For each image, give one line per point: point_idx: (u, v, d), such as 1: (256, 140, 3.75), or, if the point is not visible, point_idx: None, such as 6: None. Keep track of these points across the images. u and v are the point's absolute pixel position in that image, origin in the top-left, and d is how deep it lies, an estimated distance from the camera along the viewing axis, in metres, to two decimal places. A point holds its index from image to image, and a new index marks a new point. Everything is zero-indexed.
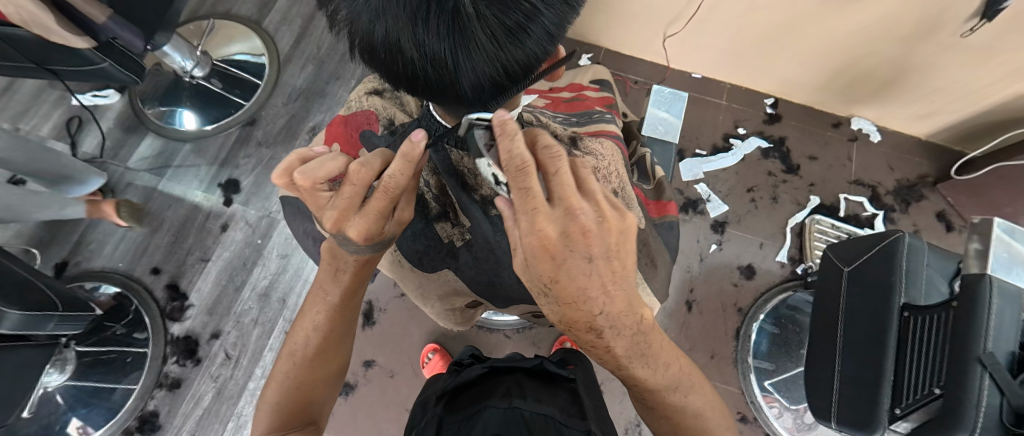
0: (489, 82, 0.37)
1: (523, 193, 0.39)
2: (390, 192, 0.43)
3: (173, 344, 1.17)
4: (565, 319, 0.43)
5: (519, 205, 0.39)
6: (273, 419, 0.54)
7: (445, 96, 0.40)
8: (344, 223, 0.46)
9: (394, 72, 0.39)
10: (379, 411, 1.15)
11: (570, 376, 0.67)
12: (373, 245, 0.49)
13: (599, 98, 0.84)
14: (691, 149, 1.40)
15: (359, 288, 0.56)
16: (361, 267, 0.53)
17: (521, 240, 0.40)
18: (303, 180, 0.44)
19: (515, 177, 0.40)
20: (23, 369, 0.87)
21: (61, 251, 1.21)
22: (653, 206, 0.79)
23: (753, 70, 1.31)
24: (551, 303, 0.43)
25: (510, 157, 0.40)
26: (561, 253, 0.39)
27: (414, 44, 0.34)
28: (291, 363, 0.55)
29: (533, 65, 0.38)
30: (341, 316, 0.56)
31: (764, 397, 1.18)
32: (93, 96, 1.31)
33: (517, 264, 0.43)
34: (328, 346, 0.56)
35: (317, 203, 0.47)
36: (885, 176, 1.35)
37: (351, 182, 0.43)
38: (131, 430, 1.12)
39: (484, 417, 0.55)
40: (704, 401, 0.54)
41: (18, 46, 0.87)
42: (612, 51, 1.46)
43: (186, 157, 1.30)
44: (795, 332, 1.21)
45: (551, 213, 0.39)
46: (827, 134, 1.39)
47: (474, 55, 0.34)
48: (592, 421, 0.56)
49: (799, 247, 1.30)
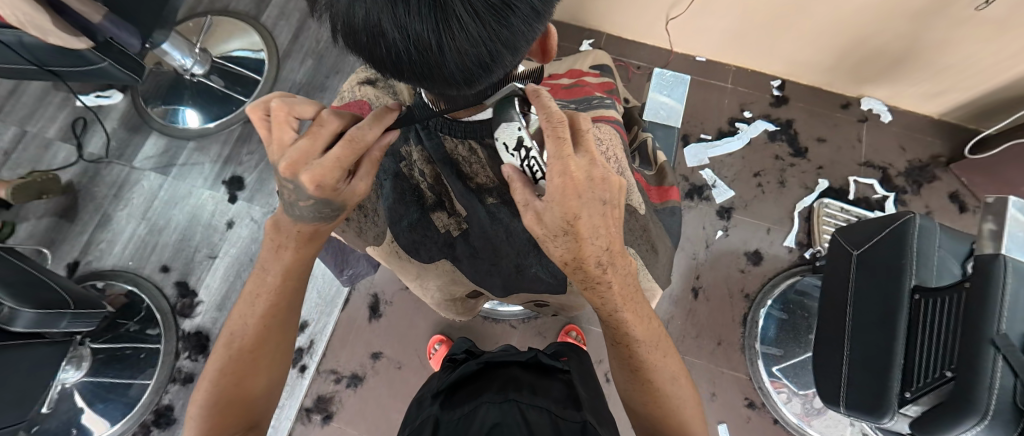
0: (477, 63, 0.36)
1: (559, 140, 0.41)
2: (355, 142, 0.44)
3: (184, 340, 1.19)
4: (578, 256, 0.45)
5: (554, 149, 0.41)
6: (204, 422, 0.53)
7: (432, 80, 0.39)
8: (299, 168, 0.45)
9: (378, 58, 0.38)
10: (387, 402, 1.17)
11: (566, 368, 0.68)
12: (322, 204, 0.48)
13: (599, 84, 0.84)
14: (695, 134, 1.38)
15: (300, 267, 0.56)
16: (302, 244, 0.54)
17: (550, 181, 0.41)
18: (280, 107, 0.45)
19: (550, 127, 0.42)
20: (39, 367, 0.89)
21: (72, 251, 1.23)
22: (654, 192, 0.77)
23: (758, 51, 1.28)
24: (560, 243, 0.45)
25: (546, 112, 0.42)
26: (584, 192, 0.42)
27: (396, 27, 0.33)
28: (226, 353, 0.55)
29: (521, 44, 0.38)
30: (282, 302, 0.56)
31: (772, 383, 1.17)
32: (96, 96, 1.32)
33: (533, 213, 0.44)
34: (270, 336, 0.56)
35: (280, 141, 0.47)
36: (897, 157, 1.32)
37: (322, 124, 0.45)
38: (147, 423, 1.14)
39: (481, 413, 0.56)
40: (678, 366, 0.57)
41: (15, 47, 0.87)
42: (614, 36, 1.44)
43: (189, 155, 1.31)
44: (804, 317, 1.20)
45: (578, 160, 0.42)
46: (835, 115, 1.36)
47: (457, 35, 0.33)
48: (588, 411, 0.57)
49: (807, 231, 1.28)
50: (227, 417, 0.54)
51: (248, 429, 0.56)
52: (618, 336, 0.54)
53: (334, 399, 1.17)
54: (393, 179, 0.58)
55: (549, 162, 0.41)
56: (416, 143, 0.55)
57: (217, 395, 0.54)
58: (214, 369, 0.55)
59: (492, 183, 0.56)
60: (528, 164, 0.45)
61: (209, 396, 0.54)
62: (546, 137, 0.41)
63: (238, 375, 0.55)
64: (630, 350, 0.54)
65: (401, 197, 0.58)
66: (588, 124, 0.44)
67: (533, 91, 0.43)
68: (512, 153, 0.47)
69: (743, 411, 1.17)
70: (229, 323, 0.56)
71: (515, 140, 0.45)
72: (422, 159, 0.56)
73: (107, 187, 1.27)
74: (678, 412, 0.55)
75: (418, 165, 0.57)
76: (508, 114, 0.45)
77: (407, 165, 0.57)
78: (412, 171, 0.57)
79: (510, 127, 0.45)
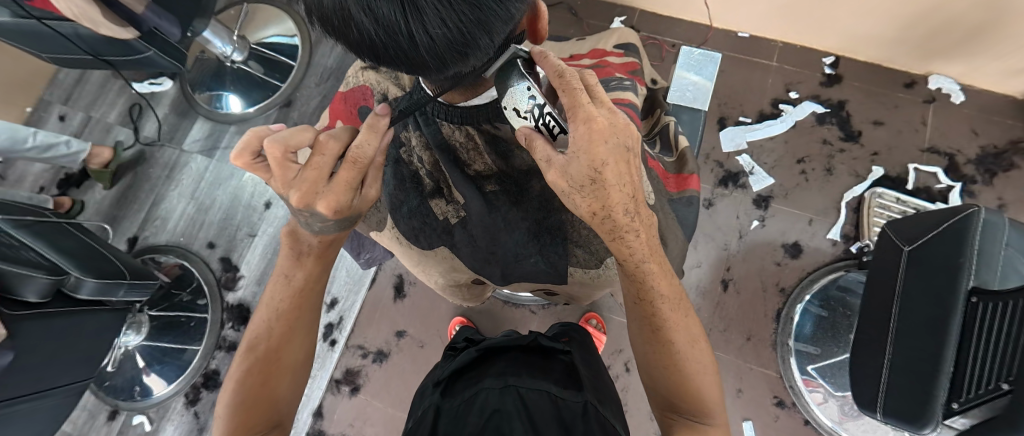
0: (451, 46, 0.35)
1: (574, 91, 0.43)
2: (358, 163, 0.45)
3: (228, 312, 1.28)
4: (607, 203, 0.45)
5: (573, 101, 0.43)
6: (230, 420, 0.52)
7: (409, 63, 0.37)
8: (312, 198, 0.46)
9: (354, 43, 0.36)
10: (410, 379, 1.21)
11: (567, 349, 0.71)
12: (340, 220, 0.50)
13: (622, 64, 0.80)
14: (734, 116, 1.29)
15: (322, 271, 0.59)
16: (324, 250, 0.57)
17: (575, 130, 0.43)
18: (274, 147, 0.44)
19: (563, 85, 0.44)
20: (102, 331, 0.99)
21: (132, 226, 1.35)
22: (672, 180, 0.72)
23: (810, 23, 1.17)
24: (587, 193, 0.45)
25: (557, 72, 0.44)
26: (609, 137, 0.43)
27: (364, 11, 0.32)
28: (250, 359, 0.56)
29: (497, 26, 0.36)
30: (305, 302, 0.58)
31: (805, 382, 1.10)
32: (149, 84, 1.42)
33: (557, 169, 0.43)
34: (292, 337, 0.58)
35: (283, 177, 0.46)
36: (968, 142, 1.18)
37: (319, 153, 0.45)
38: (197, 385, 1.24)
39: (481, 397, 0.56)
40: (695, 328, 0.58)
41: (75, 39, 0.95)
42: (648, 13, 1.37)
43: (231, 138, 1.38)
44: (845, 316, 1.11)
45: (598, 110, 0.44)
46: (896, 95, 1.23)
47: (425, 17, 0.32)
48: (589, 390, 0.58)
49: (855, 223, 1.18)
50: (253, 412, 0.53)
51: (271, 428, 0.54)
52: (641, 292, 0.55)
53: (361, 372, 1.22)
54: (393, 166, 0.57)
55: (573, 113, 0.43)
56: (415, 129, 0.54)
57: (243, 392, 0.54)
58: (239, 371, 0.55)
59: (490, 171, 0.56)
60: (545, 122, 0.44)
61: (234, 396, 0.54)
62: (568, 91, 0.43)
63: (263, 376, 0.55)
64: (653, 307, 0.56)
65: (400, 184, 0.58)
66: (594, 79, 0.47)
67: (540, 54, 0.44)
68: (524, 116, 0.44)
69: (771, 409, 1.12)
70: (253, 325, 0.58)
71: (527, 100, 0.43)
72: (420, 145, 0.56)
73: (160, 169, 1.37)
74: (697, 377, 0.56)
75: (417, 150, 0.56)
76: (515, 77, 0.42)
77: (407, 151, 0.57)
78: (409, 157, 0.57)
79: (522, 88, 0.42)
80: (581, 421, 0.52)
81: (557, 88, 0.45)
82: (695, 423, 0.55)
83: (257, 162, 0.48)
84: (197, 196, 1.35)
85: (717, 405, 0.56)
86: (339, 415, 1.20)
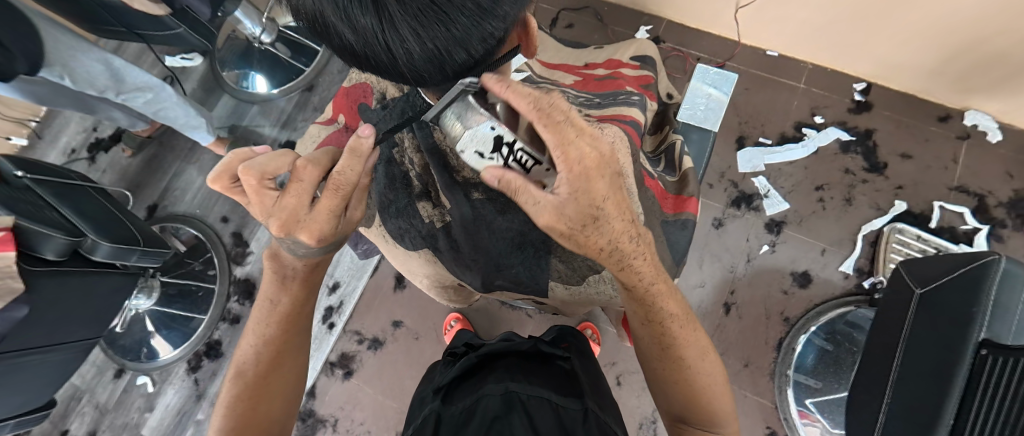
0: (429, 62, 0.36)
1: (558, 126, 0.40)
2: (340, 190, 0.45)
3: (235, 285, 1.32)
4: (613, 237, 0.45)
5: (557, 138, 0.40)
6: None
7: (389, 72, 0.38)
8: (294, 226, 0.47)
9: (338, 49, 0.38)
10: (402, 369, 1.23)
11: (566, 354, 0.71)
12: (325, 246, 0.51)
13: (635, 77, 0.78)
14: (754, 137, 1.25)
15: (309, 296, 0.60)
16: (308, 275, 0.58)
17: (564, 171, 0.41)
18: (249, 173, 0.45)
19: (543, 118, 0.40)
20: (116, 292, 1.05)
21: (153, 195, 1.40)
22: (670, 201, 0.71)
23: (844, 47, 1.13)
24: (590, 231, 0.44)
25: (533, 102, 0.40)
26: (605, 172, 0.43)
27: (344, 21, 0.33)
28: (240, 385, 0.56)
29: (475, 44, 0.36)
30: (293, 325, 0.59)
31: (800, 414, 1.07)
32: (180, 58, 1.47)
33: (550, 210, 0.41)
34: (282, 361, 0.59)
35: (261, 203, 0.46)
36: (1000, 184, 1.12)
37: (298, 179, 0.45)
38: (199, 353, 1.28)
39: (482, 403, 0.57)
40: (705, 340, 0.57)
41: (111, 16, 0.99)
42: (675, 24, 1.34)
43: (253, 117, 1.43)
44: (850, 352, 1.07)
45: (584, 142, 0.42)
46: (929, 128, 1.17)
47: (398, 33, 0.33)
48: (588, 395, 0.58)
49: (870, 258, 1.14)
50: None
51: None
52: (650, 314, 0.54)
53: (355, 357, 1.25)
54: (385, 165, 0.58)
55: (557, 152, 0.40)
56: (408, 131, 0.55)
57: (234, 418, 0.55)
58: (229, 396, 0.56)
59: (479, 178, 0.56)
60: (514, 160, 0.42)
61: (225, 422, 0.55)
62: (546, 128, 0.40)
63: (253, 400, 0.56)
64: (662, 327, 0.54)
65: (390, 183, 0.58)
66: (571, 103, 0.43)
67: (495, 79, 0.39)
68: (490, 157, 0.42)
69: None
70: (241, 351, 0.59)
71: (492, 140, 0.42)
72: (412, 147, 0.57)
73: (184, 141, 1.42)
74: (707, 389, 0.56)
75: (408, 153, 0.57)
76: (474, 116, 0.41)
77: (399, 152, 0.57)
78: (400, 158, 0.57)
79: (482, 127, 0.41)
80: (581, 426, 0.52)
81: (537, 122, 0.40)
82: (705, 432, 0.56)
83: (234, 187, 0.49)
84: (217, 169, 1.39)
85: (728, 414, 0.57)
86: (331, 397, 1.22)
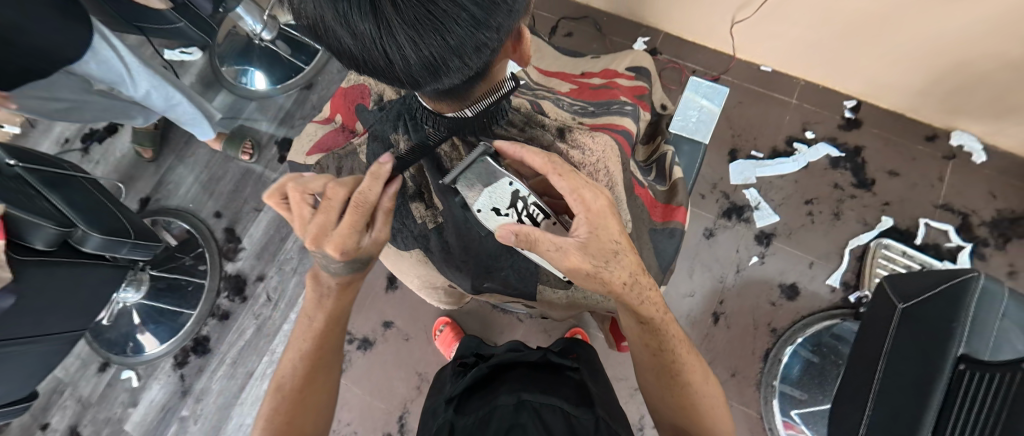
0: (425, 68, 0.37)
1: (571, 175, 0.47)
2: (362, 206, 0.46)
3: (225, 281, 1.32)
4: (630, 271, 0.49)
5: (571, 185, 0.47)
6: None
7: (385, 76, 0.39)
8: (322, 241, 0.48)
9: (336, 52, 0.39)
10: (390, 370, 1.22)
11: (576, 365, 0.71)
12: (350, 262, 0.51)
13: (630, 87, 0.80)
14: (746, 150, 1.27)
15: (343, 313, 0.61)
16: (343, 290, 0.59)
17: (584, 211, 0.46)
18: (293, 189, 0.47)
19: (556, 170, 0.47)
20: (104, 284, 1.04)
21: (146, 187, 1.39)
22: (659, 210, 0.72)
23: (834, 65, 1.15)
24: (614, 266, 0.48)
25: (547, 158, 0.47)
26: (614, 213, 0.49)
27: (343, 26, 0.34)
28: (275, 399, 0.56)
29: (470, 52, 0.37)
30: (327, 341, 0.59)
31: (785, 425, 1.08)
32: (179, 52, 1.47)
33: (574, 249, 0.46)
34: (317, 375, 0.59)
35: (300, 219, 0.48)
36: (984, 204, 1.15)
37: (328, 199, 0.46)
38: (187, 349, 1.27)
39: (497, 413, 0.58)
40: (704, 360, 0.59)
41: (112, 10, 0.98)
42: (673, 36, 1.36)
43: (251, 112, 1.43)
44: (835, 364, 1.08)
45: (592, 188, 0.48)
46: (916, 147, 1.20)
47: (395, 40, 0.34)
48: (599, 405, 0.59)
49: (856, 272, 1.16)
50: None
51: None
52: (659, 342, 0.56)
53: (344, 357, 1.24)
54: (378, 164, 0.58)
55: (573, 195, 0.47)
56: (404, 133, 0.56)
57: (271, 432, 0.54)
58: (265, 411, 0.56)
59: None
60: (529, 213, 0.48)
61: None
62: (563, 177, 0.47)
63: (289, 414, 0.56)
64: (672, 353, 0.56)
65: None
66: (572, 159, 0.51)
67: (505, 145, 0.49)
68: (506, 212, 0.49)
69: None
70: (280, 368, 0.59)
71: (510, 197, 0.48)
72: None
73: (180, 134, 1.42)
74: (710, 411, 0.56)
75: None
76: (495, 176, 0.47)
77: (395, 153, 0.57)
78: None
79: (503, 185, 0.47)
80: None
81: (552, 173, 0.47)
82: None
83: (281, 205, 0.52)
84: (212, 163, 1.39)
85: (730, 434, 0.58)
86: None
